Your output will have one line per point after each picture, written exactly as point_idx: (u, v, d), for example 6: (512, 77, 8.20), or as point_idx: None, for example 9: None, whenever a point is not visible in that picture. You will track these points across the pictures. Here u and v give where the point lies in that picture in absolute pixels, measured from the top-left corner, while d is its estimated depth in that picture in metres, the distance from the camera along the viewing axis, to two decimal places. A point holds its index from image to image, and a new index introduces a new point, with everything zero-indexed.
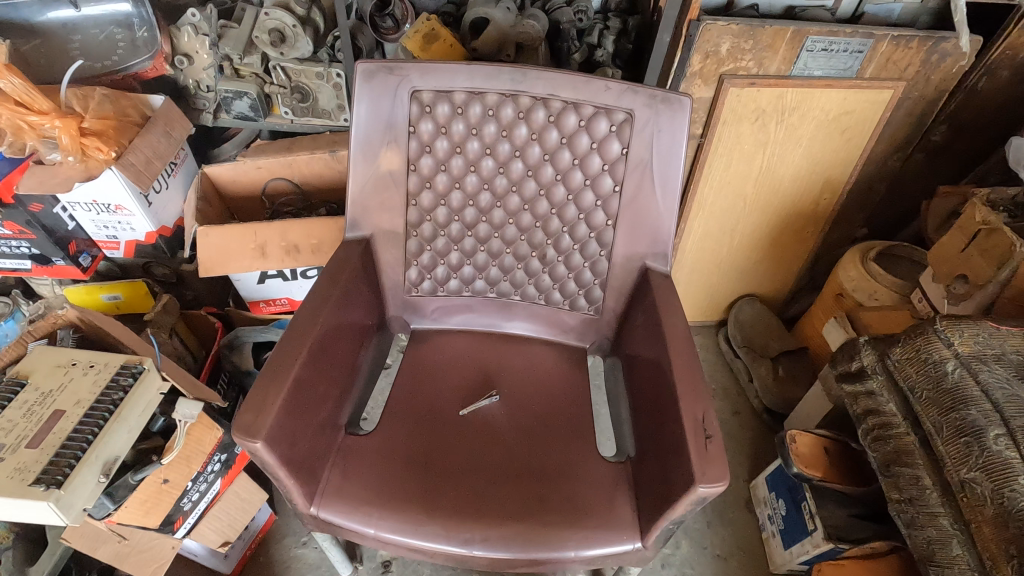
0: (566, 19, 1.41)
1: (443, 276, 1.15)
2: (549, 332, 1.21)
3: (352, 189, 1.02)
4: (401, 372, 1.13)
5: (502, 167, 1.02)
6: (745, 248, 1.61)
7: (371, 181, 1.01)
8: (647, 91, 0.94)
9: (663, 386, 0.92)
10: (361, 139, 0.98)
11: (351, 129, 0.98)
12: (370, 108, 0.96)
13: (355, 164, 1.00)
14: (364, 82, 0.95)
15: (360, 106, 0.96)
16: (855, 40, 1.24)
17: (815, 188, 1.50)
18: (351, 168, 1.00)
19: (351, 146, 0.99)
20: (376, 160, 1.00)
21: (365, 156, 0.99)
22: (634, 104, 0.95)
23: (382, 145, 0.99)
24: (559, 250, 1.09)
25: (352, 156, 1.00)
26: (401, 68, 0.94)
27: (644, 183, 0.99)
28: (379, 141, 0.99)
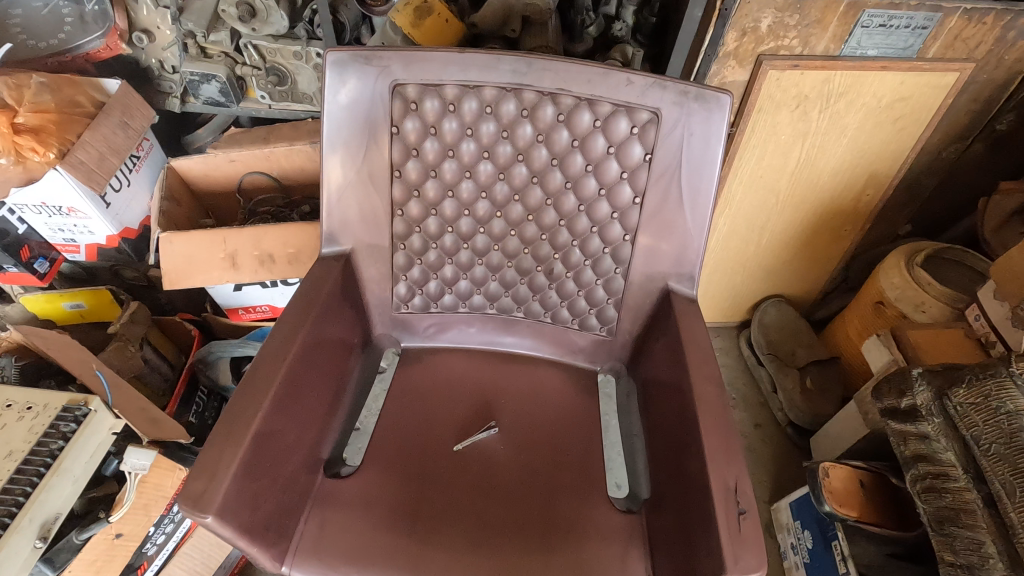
0: None
1: (437, 291, 1.01)
2: (555, 352, 1.08)
3: (328, 196, 0.88)
4: (389, 399, 1.01)
5: (502, 172, 0.88)
6: (774, 247, 1.46)
7: (350, 187, 0.87)
8: (677, 87, 0.79)
9: (684, 436, 0.80)
10: (336, 140, 0.84)
11: (324, 128, 0.83)
12: (346, 104, 0.82)
13: (330, 168, 0.86)
14: (338, 73, 0.81)
15: (334, 101, 0.82)
16: (920, 14, 1.05)
17: (858, 183, 1.33)
18: (325, 172, 0.86)
19: (325, 148, 0.85)
20: (356, 164, 0.86)
21: (341, 159, 0.85)
22: (660, 102, 0.80)
23: (361, 146, 0.85)
24: (567, 265, 0.95)
25: (327, 159, 0.85)
26: (381, 57, 0.79)
27: (669, 194, 0.84)
28: (358, 143, 0.84)
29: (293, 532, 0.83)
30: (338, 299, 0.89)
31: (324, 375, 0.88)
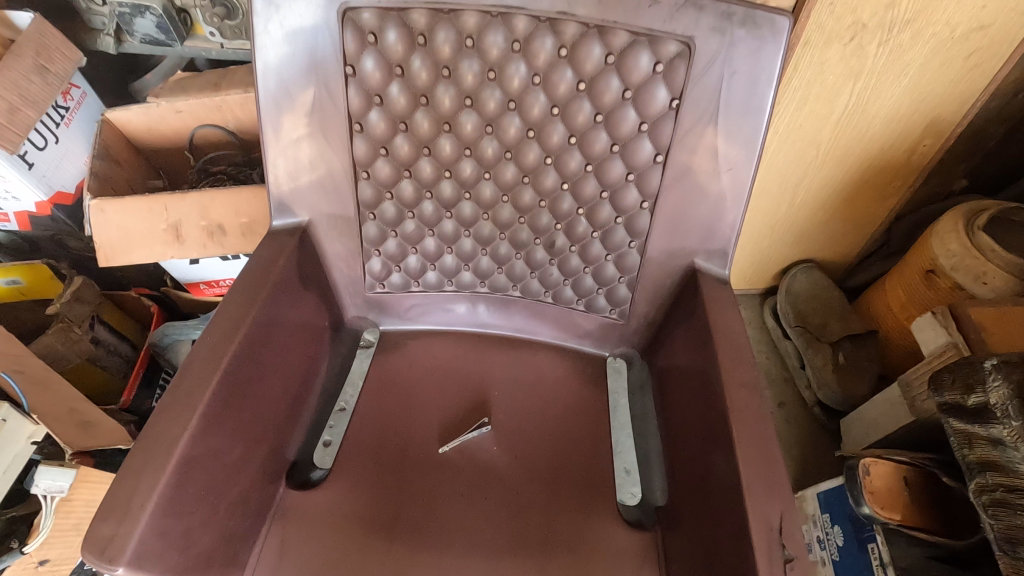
0: None
1: (418, 268, 0.86)
2: (557, 336, 0.93)
3: (274, 157, 0.72)
4: (364, 393, 0.87)
5: (490, 124, 0.70)
6: (809, 207, 1.28)
7: (299, 144, 0.72)
8: (716, 8, 0.60)
9: (710, 448, 0.66)
10: (276, 85, 0.68)
11: (259, 70, 0.67)
12: (284, 38, 0.65)
13: (273, 121, 0.70)
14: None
15: (272, 34, 0.64)
16: None
17: (914, 133, 1.14)
18: (267, 125, 0.70)
19: (263, 95, 0.68)
20: (304, 115, 0.70)
21: (286, 110, 0.69)
22: (694, 29, 0.61)
23: (308, 92, 0.68)
24: (572, 237, 0.79)
25: (267, 110, 0.69)
26: None
27: (700, 150, 0.67)
28: (306, 89, 0.68)
29: (249, 555, 0.71)
30: (293, 281, 0.74)
31: (283, 372, 0.73)
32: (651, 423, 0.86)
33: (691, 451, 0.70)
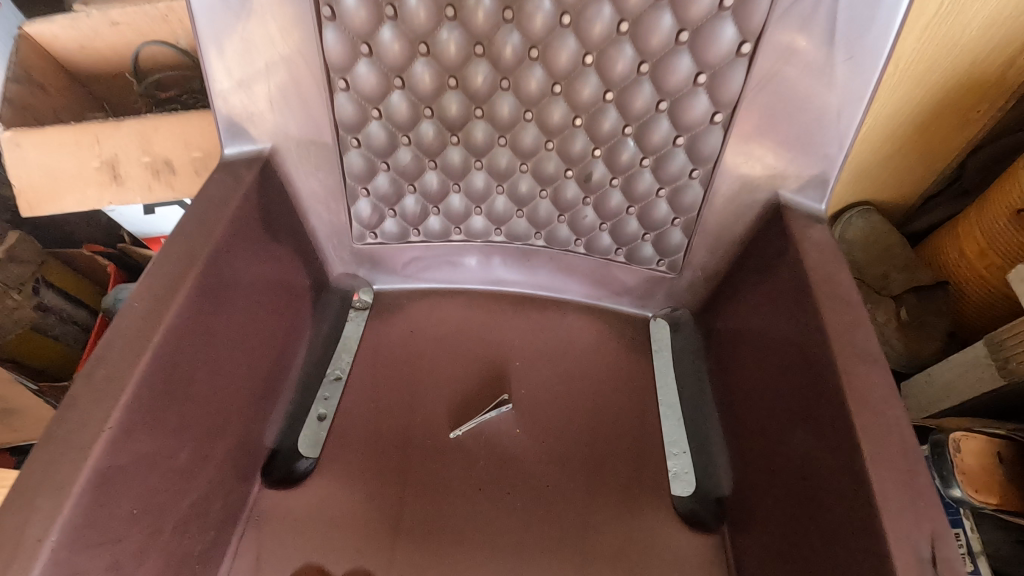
0: None
1: (418, 211, 0.69)
2: (590, 293, 0.77)
3: (220, 63, 0.54)
4: (357, 366, 0.71)
5: (510, 8, 0.52)
6: (875, 138, 1.09)
7: (254, 43, 0.54)
8: None
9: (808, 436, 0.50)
10: None
11: None
12: None
13: (212, 11, 0.52)
14: None
15: None
16: None
17: (1016, 41, 0.93)
18: (207, 16, 0.52)
19: None
20: (257, 1, 0.52)
21: None
22: None
23: None
24: (615, 167, 0.62)
25: None
26: None
27: (800, 36, 0.49)
28: None
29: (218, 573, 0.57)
30: (252, 229, 0.57)
31: (247, 346, 0.57)
32: (708, 399, 0.71)
33: (772, 437, 0.55)
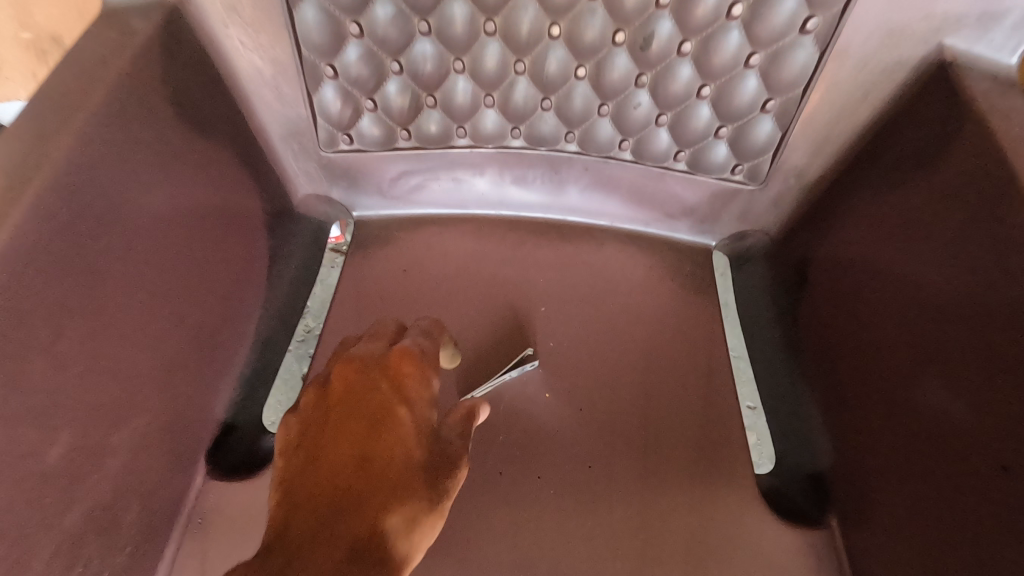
0: None
1: (408, 105, 0.50)
2: (635, 218, 0.59)
3: None
4: (337, 317, 0.55)
5: None
6: None
7: None
8: None
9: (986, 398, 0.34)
10: None
11: None
12: None
13: None
14: None
15: None
16: None
17: None
18: None
19: None
20: None
21: None
22: None
23: None
24: (683, 24, 0.43)
25: None
26: None
27: None
28: None
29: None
30: (154, 114, 0.39)
31: (164, 287, 0.40)
32: (786, 352, 0.54)
33: (914, 402, 0.39)
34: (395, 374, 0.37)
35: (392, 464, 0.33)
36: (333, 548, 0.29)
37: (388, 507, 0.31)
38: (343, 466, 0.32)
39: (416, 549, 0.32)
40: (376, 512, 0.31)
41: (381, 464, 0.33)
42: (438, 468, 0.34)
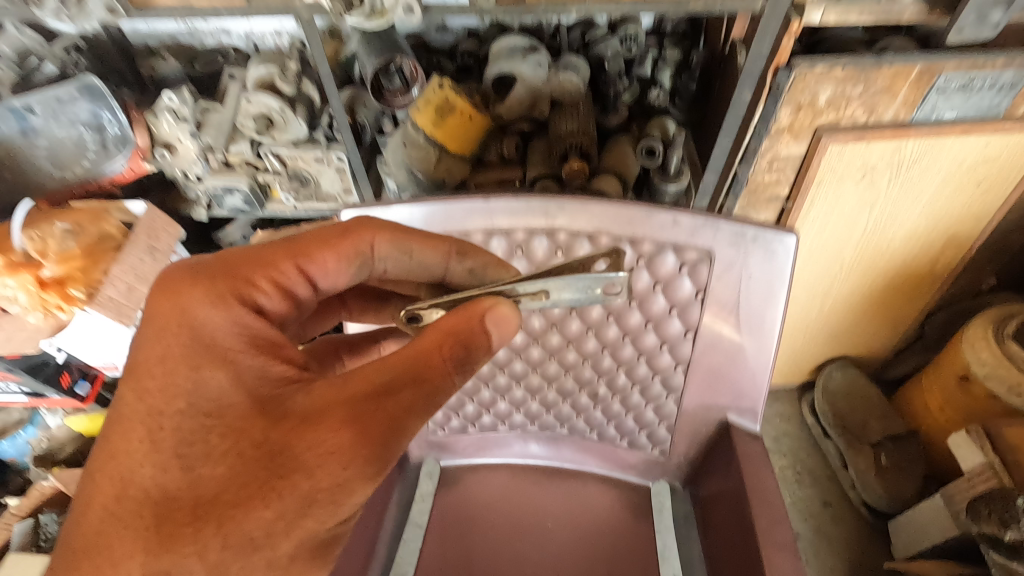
0: (612, 51, 1.07)
1: (474, 414, 0.94)
2: (603, 467, 0.98)
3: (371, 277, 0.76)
4: (430, 527, 0.93)
5: (537, 307, 0.79)
6: (838, 315, 1.33)
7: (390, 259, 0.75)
8: (733, 227, 0.68)
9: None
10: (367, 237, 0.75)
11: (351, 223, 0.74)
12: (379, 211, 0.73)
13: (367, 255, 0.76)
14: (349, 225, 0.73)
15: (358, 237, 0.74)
16: (1009, 72, 0.89)
17: (935, 247, 1.17)
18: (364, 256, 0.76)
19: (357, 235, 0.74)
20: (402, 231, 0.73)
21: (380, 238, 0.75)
22: (715, 242, 0.69)
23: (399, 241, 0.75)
24: (613, 388, 0.86)
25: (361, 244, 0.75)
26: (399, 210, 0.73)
27: (725, 332, 0.74)
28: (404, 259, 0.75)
29: None
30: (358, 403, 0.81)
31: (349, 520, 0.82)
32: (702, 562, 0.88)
33: None
34: (174, 306, 0.55)
35: (311, 376, 0.55)
36: (266, 467, 0.49)
37: (230, 454, 0.50)
38: (279, 367, 0.55)
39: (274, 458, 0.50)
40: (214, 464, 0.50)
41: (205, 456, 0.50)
42: (462, 320, 0.53)
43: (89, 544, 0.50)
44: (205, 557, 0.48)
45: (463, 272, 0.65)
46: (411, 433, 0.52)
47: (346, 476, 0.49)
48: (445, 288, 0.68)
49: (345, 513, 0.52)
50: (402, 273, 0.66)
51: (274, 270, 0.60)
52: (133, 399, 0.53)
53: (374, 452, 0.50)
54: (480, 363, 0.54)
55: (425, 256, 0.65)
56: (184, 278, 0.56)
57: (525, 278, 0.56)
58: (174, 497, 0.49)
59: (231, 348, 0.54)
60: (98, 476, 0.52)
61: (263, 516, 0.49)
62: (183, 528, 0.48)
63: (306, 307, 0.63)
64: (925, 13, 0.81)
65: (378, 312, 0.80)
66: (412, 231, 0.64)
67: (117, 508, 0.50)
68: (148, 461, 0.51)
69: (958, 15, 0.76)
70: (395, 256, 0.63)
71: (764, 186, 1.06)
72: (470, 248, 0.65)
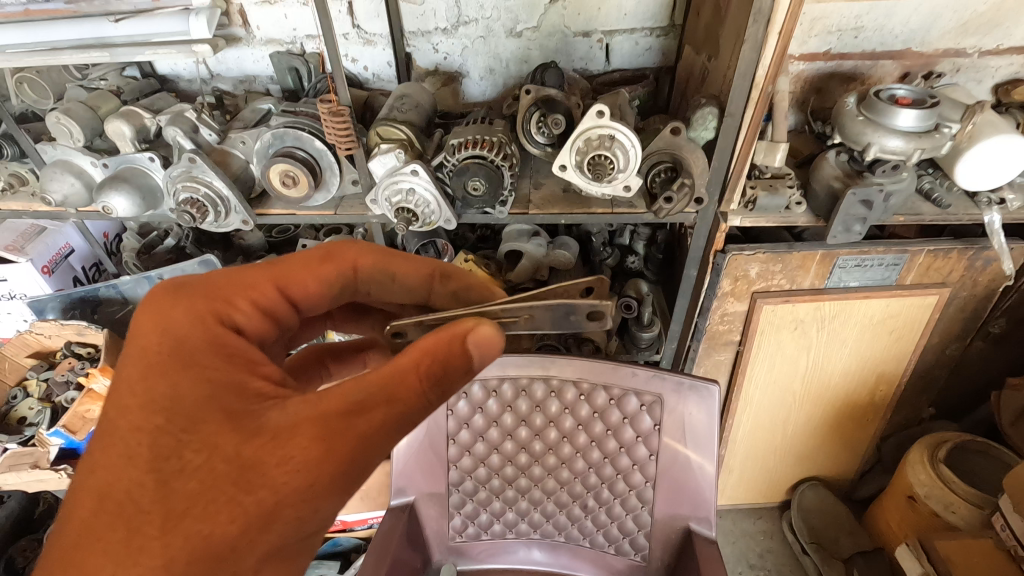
0: (597, 229, 1.40)
1: (487, 522, 1.11)
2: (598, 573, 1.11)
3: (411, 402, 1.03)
4: None
5: (538, 433, 1.05)
6: (801, 438, 1.54)
7: None
8: (674, 379, 0.97)
9: None
10: None
11: None
12: None
13: None
14: None
15: None
16: (889, 256, 1.19)
17: (869, 382, 1.42)
18: None
19: None
20: None
21: None
22: (662, 389, 0.98)
23: None
24: (600, 500, 1.07)
25: None
26: None
27: (678, 454, 0.99)
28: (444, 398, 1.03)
29: None
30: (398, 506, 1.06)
31: None
32: None
33: None
34: (154, 328, 0.56)
35: (284, 392, 0.56)
36: (246, 479, 0.50)
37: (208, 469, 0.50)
38: (257, 384, 0.55)
39: (260, 467, 0.51)
40: (196, 477, 0.50)
41: (184, 471, 0.50)
42: (442, 343, 0.55)
43: (56, 562, 0.48)
44: (171, 569, 0.47)
45: (445, 292, 0.78)
46: (377, 453, 0.55)
47: (311, 493, 0.51)
48: (427, 306, 0.81)
49: (311, 526, 0.53)
50: (382, 292, 0.78)
51: (258, 293, 0.65)
52: (114, 416, 0.53)
53: (339, 471, 0.53)
54: (455, 389, 0.58)
55: (405, 278, 0.78)
56: (169, 296, 0.58)
57: (515, 302, 0.66)
58: (142, 509, 0.48)
59: (206, 365, 0.55)
60: (72, 490, 0.50)
61: (227, 527, 0.49)
62: (152, 542, 0.48)
63: (287, 325, 0.69)
64: (814, 220, 1.10)
65: (359, 321, 0.90)
66: (392, 257, 0.77)
67: (93, 523, 0.49)
68: (122, 478, 0.50)
69: (830, 227, 1.06)
70: (378, 277, 0.76)
71: (720, 333, 1.33)
72: (451, 272, 0.78)
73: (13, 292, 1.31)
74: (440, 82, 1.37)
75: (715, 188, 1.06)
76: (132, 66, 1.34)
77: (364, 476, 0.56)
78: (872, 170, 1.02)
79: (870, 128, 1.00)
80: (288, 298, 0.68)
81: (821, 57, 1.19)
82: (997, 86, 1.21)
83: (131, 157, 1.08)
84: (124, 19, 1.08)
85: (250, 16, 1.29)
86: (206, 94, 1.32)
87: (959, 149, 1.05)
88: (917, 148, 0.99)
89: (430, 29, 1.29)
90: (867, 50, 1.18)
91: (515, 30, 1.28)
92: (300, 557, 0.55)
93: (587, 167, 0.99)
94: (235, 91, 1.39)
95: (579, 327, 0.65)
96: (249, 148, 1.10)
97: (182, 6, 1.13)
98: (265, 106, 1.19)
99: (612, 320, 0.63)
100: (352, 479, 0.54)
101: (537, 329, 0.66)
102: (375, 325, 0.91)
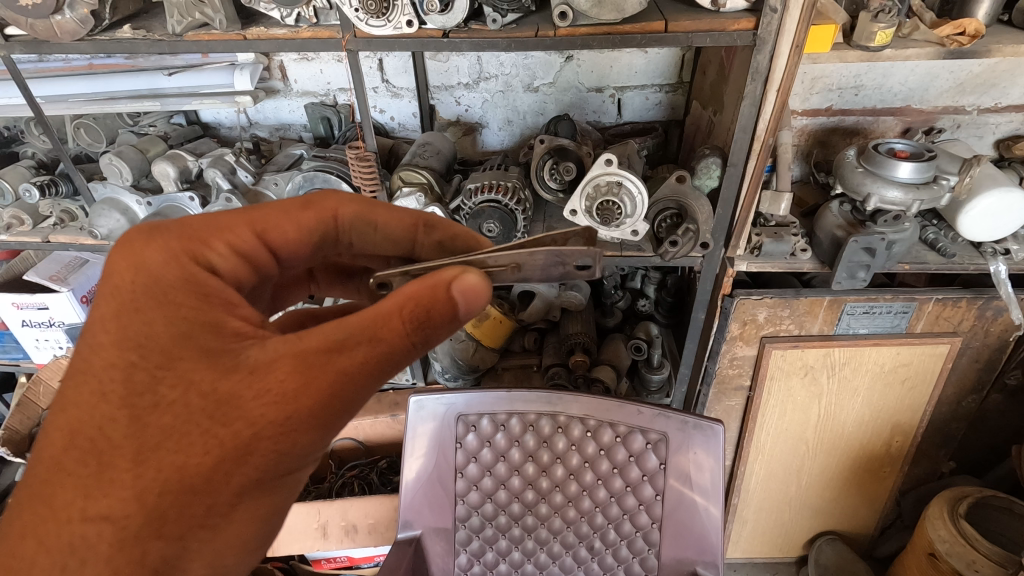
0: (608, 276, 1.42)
1: (493, 561, 1.11)
2: None
3: (420, 436, 1.06)
4: None
5: (545, 469, 1.06)
6: (816, 488, 1.50)
7: (431, 420, 1.06)
8: (679, 417, 0.99)
9: None
10: (424, 412, 1.06)
11: (417, 403, 1.06)
12: (435, 409, 1.05)
13: (423, 426, 1.06)
14: (415, 411, 1.06)
15: (425, 422, 1.06)
16: (897, 304, 1.20)
17: (884, 432, 1.40)
18: (414, 433, 1.06)
19: (418, 411, 1.06)
20: (452, 402, 1.05)
21: (432, 419, 1.06)
22: (667, 428, 0.99)
23: (452, 417, 1.05)
24: (606, 541, 1.06)
25: (417, 418, 1.06)
26: (450, 400, 1.05)
27: (685, 495, 1.00)
28: (454, 431, 1.06)
29: None
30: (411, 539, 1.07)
31: None
32: None
33: None
34: (125, 272, 0.50)
35: (266, 331, 0.52)
36: (223, 416, 0.48)
37: (180, 406, 0.48)
38: (235, 323, 0.52)
39: (237, 404, 0.49)
40: (168, 414, 0.48)
41: (155, 407, 0.48)
42: (427, 289, 0.54)
43: (23, 501, 0.45)
44: (143, 501, 0.46)
45: (430, 243, 0.75)
46: (359, 391, 0.53)
47: (289, 425, 0.49)
48: (411, 259, 0.77)
49: (290, 464, 0.52)
50: (367, 245, 0.73)
51: (233, 235, 0.58)
52: (85, 352, 0.49)
53: (318, 406, 0.51)
54: (441, 335, 0.56)
55: (388, 227, 0.73)
56: (141, 236, 0.52)
57: (503, 250, 0.63)
58: (113, 444, 0.46)
59: (181, 303, 0.50)
60: (41, 427, 0.47)
61: (201, 458, 0.48)
62: (123, 475, 0.46)
63: (268, 274, 0.62)
64: (820, 266, 1.13)
65: (344, 285, 0.86)
66: (375, 206, 0.71)
67: (63, 460, 0.46)
68: (93, 414, 0.47)
69: (835, 273, 1.08)
70: (361, 226, 0.70)
71: (730, 376, 1.34)
72: (436, 220, 0.74)
73: (53, 320, 1.38)
74: (461, 130, 1.46)
75: (721, 234, 1.10)
76: (179, 114, 1.46)
77: (348, 415, 0.54)
78: (874, 220, 1.05)
79: (870, 178, 1.04)
80: (266, 245, 0.62)
81: (824, 112, 1.25)
82: (999, 141, 1.25)
83: (173, 196, 1.17)
84: (176, 73, 1.18)
85: (289, 71, 1.39)
86: (245, 140, 1.43)
87: (959, 201, 1.08)
88: (916, 199, 1.03)
89: (453, 84, 1.38)
90: (867, 106, 1.24)
91: (532, 86, 1.37)
92: (282, 491, 0.53)
93: (597, 212, 1.04)
94: (270, 137, 1.50)
95: (567, 277, 0.64)
96: (281, 189, 1.17)
97: (229, 61, 1.23)
98: (298, 152, 1.28)
99: (600, 270, 0.62)
100: (333, 416, 0.52)
101: (526, 279, 0.65)
102: (361, 289, 0.86)
